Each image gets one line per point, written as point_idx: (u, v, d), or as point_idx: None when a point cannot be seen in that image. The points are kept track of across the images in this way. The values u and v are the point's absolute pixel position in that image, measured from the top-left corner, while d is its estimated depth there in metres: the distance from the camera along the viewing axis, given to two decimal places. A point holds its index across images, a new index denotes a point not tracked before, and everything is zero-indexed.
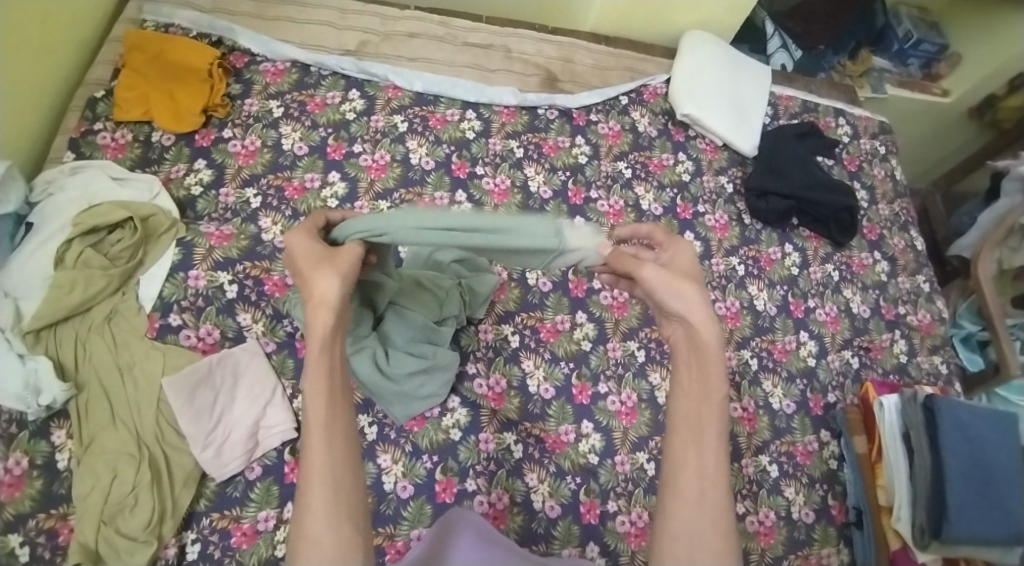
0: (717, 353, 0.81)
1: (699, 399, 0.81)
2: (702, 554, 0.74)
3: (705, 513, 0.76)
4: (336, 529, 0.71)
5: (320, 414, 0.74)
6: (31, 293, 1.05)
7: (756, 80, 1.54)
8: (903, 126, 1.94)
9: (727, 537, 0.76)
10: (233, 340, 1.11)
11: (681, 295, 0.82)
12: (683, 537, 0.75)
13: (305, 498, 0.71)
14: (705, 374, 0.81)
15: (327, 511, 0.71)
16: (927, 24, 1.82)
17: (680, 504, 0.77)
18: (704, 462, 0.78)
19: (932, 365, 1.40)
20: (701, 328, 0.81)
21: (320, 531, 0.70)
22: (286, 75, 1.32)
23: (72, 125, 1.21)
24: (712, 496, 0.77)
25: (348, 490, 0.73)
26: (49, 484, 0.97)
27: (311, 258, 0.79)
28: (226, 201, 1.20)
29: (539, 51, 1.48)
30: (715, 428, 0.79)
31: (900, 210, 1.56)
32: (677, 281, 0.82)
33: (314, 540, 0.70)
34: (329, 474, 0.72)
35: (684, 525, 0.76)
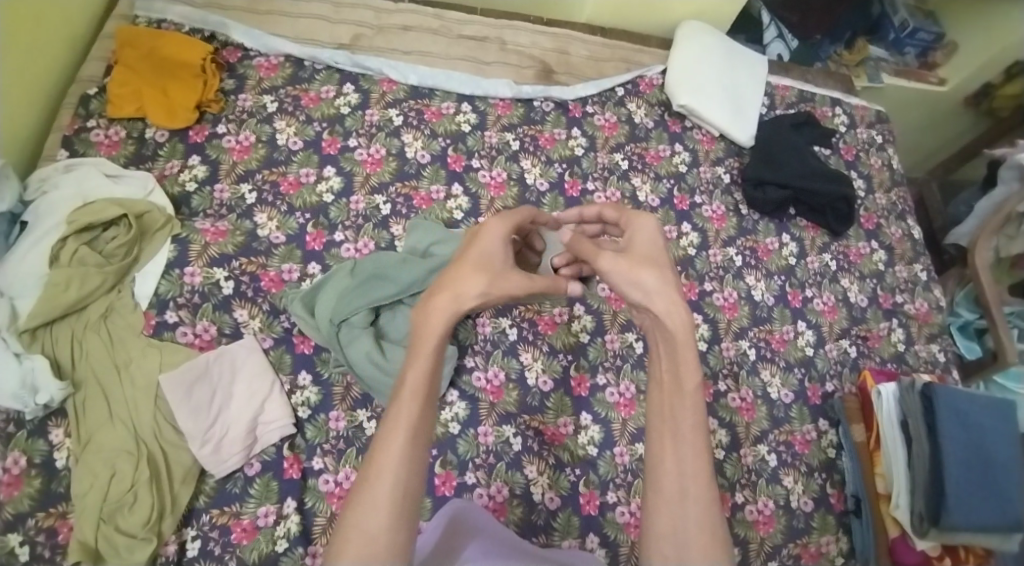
0: (683, 341, 0.80)
1: (672, 392, 0.80)
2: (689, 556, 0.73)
3: (688, 513, 0.75)
4: (393, 530, 0.69)
5: (412, 411, 0.73)
6: (26, 292, 1.04)
7: (752, 70, 1.53)
8: (901, 115, 1.94)
9: (713, 535, 0.74)
10: (229, 336, 1.11)
11: (643, 282, 0.83)
12: (668, 536, 0.75)
13: (369, 487, 0.70)
14: (678, 364, 0.80)
15: (389, 509, 0.69)
16: (922, 12, 1.82)
17: (664, 502, 0.76)
18: (683, 456, 0.77)
19: (930, 353, 1.40)
20: (668, 317, 0.81)
21: (374, 526, 0.68)
22: (280, 70, 1.32)
23: (65, 122, 1.20)
24: (694, 492, 0.75)
25: (412, 497, 0.71)
26: (48, 483, 0.97)
27: (475, 258, 0.82)
28: (221, 197, 1.20)
29: (534, 43, 1.47)
30: (689, 419, 0.78)
31: (897, 199, 1.56)
32: (636, 269, 0.84)
33: (367, 534, 0.67)
34: (401, 473, 0.70)
35: (668, 523, 0.75)
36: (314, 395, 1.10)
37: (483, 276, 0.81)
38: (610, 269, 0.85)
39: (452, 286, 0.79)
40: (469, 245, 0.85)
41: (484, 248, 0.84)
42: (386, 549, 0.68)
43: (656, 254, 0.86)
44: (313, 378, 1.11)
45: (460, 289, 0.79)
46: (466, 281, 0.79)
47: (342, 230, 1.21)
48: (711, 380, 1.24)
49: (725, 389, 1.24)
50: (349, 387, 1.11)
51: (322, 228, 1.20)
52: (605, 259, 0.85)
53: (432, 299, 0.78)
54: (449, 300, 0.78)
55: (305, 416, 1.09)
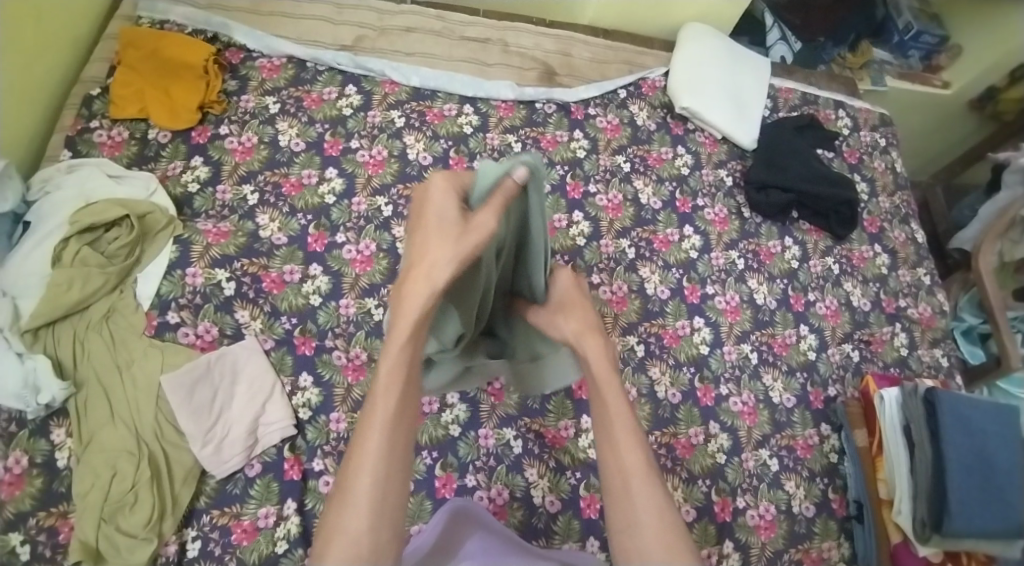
0: (602, 360, 0.85)
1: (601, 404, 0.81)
2: (652, 556, 0.72)
3: (642, 511, 0.74)
4: (373, 530, 0.68)
5: (388, 406, 0.72)
6: (28, 292, 1.04)
7: (756, 73, 1.53)
8: (903, 119, 1.93)
9: (667, 526, 0.74)
10: (231, 337, 1.11)
11: (561, 324, 0.88)
12: (628, 538, 0.74)
13: (349, 484, 0.70)
14: (599, 379, 0.83)
15: (367, 510, 0.69)
16: (926, 16, 1.81)
17: (615, 506, 0.76)
18: (624, 460, 0.77)
19: (933, 358, 1.40)
20: (585, 340, 0.86)
21: (358, 528, 0.68)
22: (283, 71, 1.32)
23: (68, 123, 1.20)
24: (638, 488, 0.76)
25: (393, 494, 0.71)
26: (49, 482, 0.97)
27: (435, 223, 0.77)
28: (223, 198, 1.20)
29: (537, 45, 1.47)
30: (622, 420, 0.80)
31: (901, 203, 1.55)
32: (555, 315, 0.89)
33: (348, 540, 0.67)
34: (379, 468, 0.70)
35: (624, 522, 0.75)
36: (316, 396, 1.10)
37: (448, 242, 0.75)
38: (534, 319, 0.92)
39: (422, 267, 0.75)
40: (420, 214, 0.79)
41: (437, 211, 0.78)
42: (370, 550, 0.68)
43: (574, 297, 0.90)
44: (314, 379, 1.11)
45: (428, 267, 0.75)
46: (435, 258, 0.75)
47: (343, 232, 1.21)
48: (712, 383, 1.23)
49: (726, 393, 1.23)
50: (350, 389, 1.11)
51: (323, 230, 1.20)
52: (533, 315, 0.92)
53: (405, 285, 0.75)
54: (422, 280, 0.75)
55: (306, 418, 1.09)
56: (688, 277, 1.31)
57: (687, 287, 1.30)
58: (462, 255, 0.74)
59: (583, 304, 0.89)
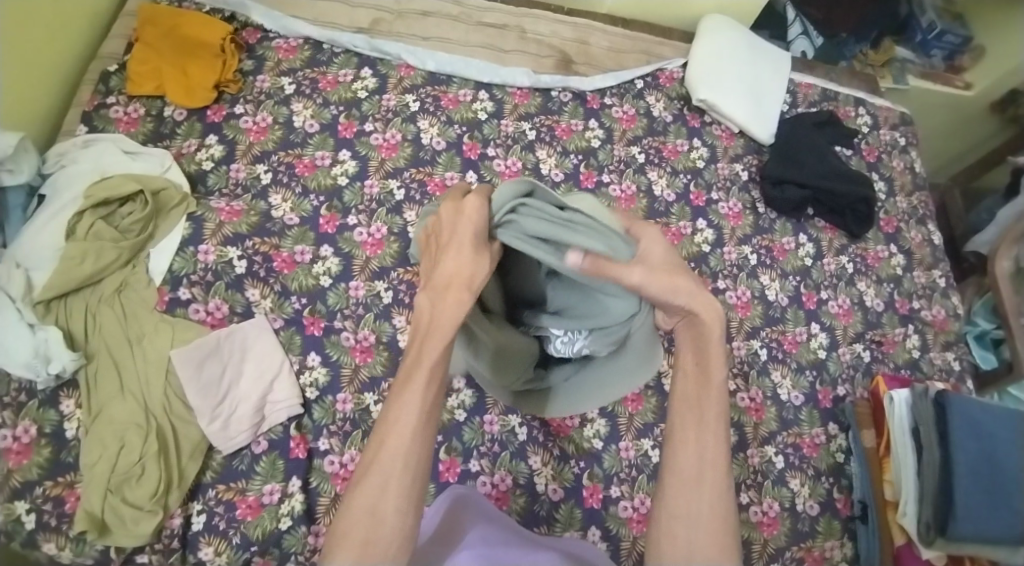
0: (717, 340, 0.80)
1: (700, 386, 0.81)
2: (701, 553, 0.76)
3: (704, 503, 0.78)
4: (400, 513, 0.70)
5: (421, 397, 0.72)
6: (42, 264, 1.05)
7: (776, 67, 1.51)
8: (925, 119, 1.90)
9: (726, 529, 0.77)
10: (241, 315, 1.11)
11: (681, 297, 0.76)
12: (684, 523, 0.78)
13: (376, 469, 0.71)
14: (707, 358, 0.81)
15: (398, 499, 0.70)
16: (950, 15, 1.78)
17: (681, 490, 0.79)
18: (705, 448, 0.79)
19: (945, 361, 1.38)
20: (703, 316, 0.78)
21: (384, 513, 0.69)
22: (299, 52, 1.32)
23: (85, 99, 1.21)
24: (711, 480, 0.78)
25: (421, 483, 0.72)
26: (57, 452, 0.99)
27: (470, 236, 0.74)
28: (237, 177, 1.20)
29: (554, 32, 1.46)
30: (714, 410, 0.80)
31: (919, 204, 1.53)
32: (673, 276, 0.76)
33: (375, 522, 0.69)
34: (410, 458, 0.71)
35: (684, 507, 0.78)
36: (322, 376, 1.10)
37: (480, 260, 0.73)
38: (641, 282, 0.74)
39: (463, 273, 0.73)
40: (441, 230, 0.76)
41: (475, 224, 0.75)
42: (393, 531, 0.70)
43: (673, 262, 0.78)
44: (322, 359, 1.11)
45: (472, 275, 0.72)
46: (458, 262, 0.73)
47: (354, 214, 1.21)
48: None
49: (733, 388, 1.23)
50: (357, 370, 1.11)
51: (335, 212, 1.20)
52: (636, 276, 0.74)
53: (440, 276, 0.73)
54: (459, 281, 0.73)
55: (312, 397, 1.09)
56: (700, 271, 1.30)
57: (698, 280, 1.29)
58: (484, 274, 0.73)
59: (683, 271, 0.78)
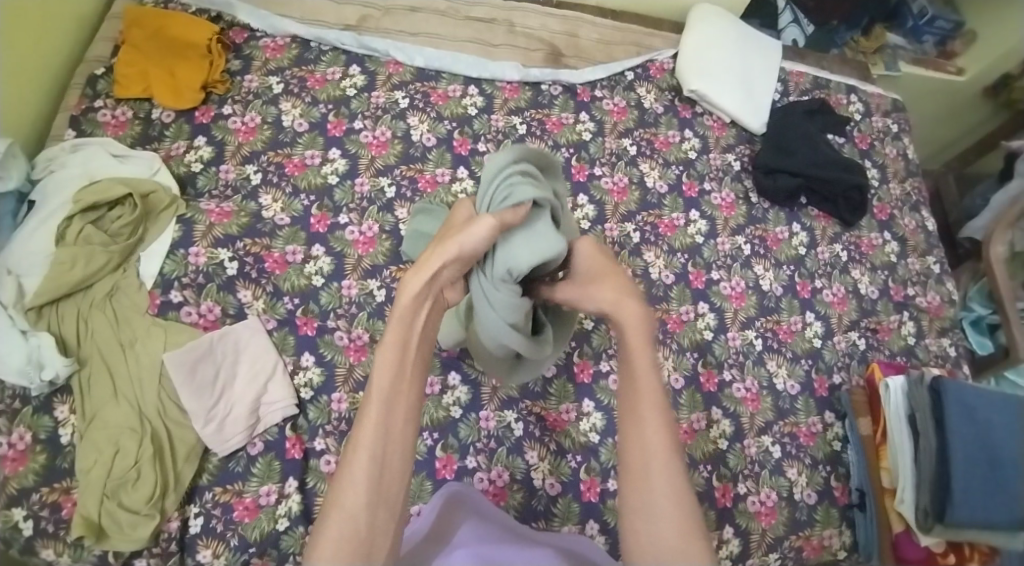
0: (637, 332, 0.87)
1: (638, 390, 0.86)
2: (665, 542, 0.79)
3: (663, 497, 0.81)
4: (370, 507, 0.75)
5: (383, 389, 0.79)
6: (33, 270, 1.05)
7: (767, 56, 1.51)
8: (915, 105, 1.90)
9: (687, 514, 0.80)
10: (234, 316, 1.11)
11: (598, 296, 0.88)
12: (643, 518, 0.81)
13: (348, 462, 0.76)
14: (634, 355, 0.87)
15: (365, 489, 0.75)
16: (941, 0, 1.78)
17: (633, 489, 0.82)
18: (648, 440, 0.83)
19: (940, 347, 1.38)
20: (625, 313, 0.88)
21: (354, 505, 0.74)
22: (286, 51, 1.31)
23: (72, 102, 1.20)
24: (660, 467, 0.82)
25: (389, 472, 0.77)
26: (52, 458, 0.98)
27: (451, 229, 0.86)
28: (227, 178, 1.20)
29: (543, 26, 1.45)
30: (651, 403, 0.85)
31: (912, 190, 1.53)
32: (587, 284, 0.89)
33: (345, 513, 0.74)
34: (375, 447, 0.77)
35: (639, 503, 0.81)
36: (317, 376, 1.10)
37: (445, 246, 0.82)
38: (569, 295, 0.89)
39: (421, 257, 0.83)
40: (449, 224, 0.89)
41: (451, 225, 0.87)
42: (366, 524, 0.74)
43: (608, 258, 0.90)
44: (316, 359, 1.11)
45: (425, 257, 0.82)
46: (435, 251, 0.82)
47: (346, 213, 1.21)
48: (715, 369, 1.23)
49: (729, 379, 1.23)
50: (351, 369, 1.11)
51: (326, 211, 1.20)
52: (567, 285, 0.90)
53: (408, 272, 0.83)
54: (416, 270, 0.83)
55: (307, 397, 1.09)
56: (693, 262, 1.30)
57: (692, 272, 1.29)
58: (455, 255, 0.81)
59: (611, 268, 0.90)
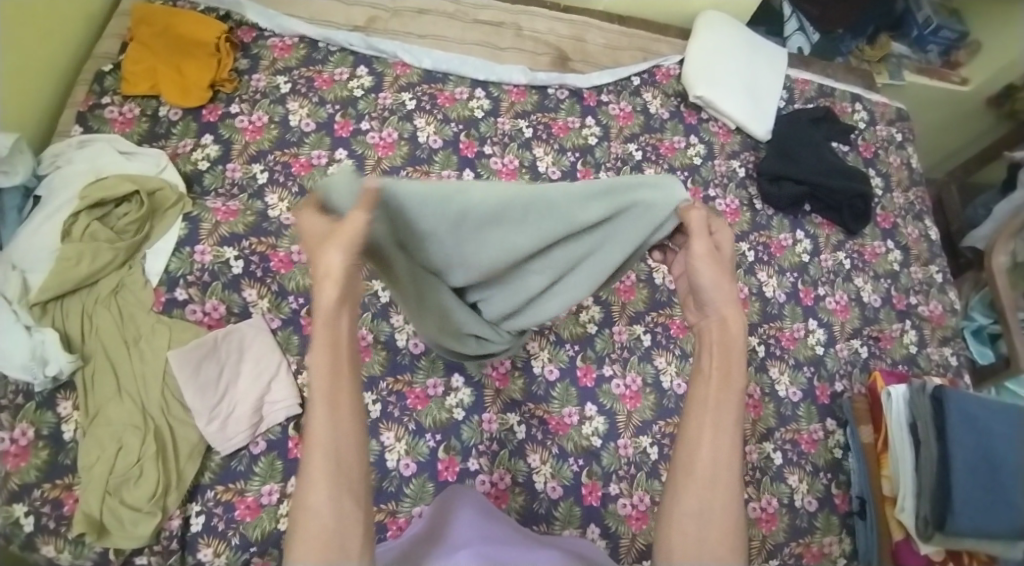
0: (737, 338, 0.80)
1: (722, 386, 0.78)
2: (711, 552, 0.74)
3: (717, 505, 0.75)
4: (334, 502, 0.67)
5: (325, 383, 0.68)
6: (38, 266, 1.05)
7: (772, 63, 1.51)
8: (920, 114, 1.90)
9: (736, 530, 0.75)
10: (238, 315, 1.11)
11: (718, 288, 0.79)
12: (694, 524, 0.75)
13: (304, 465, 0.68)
14: (728, 356, 0.79)
15: (325, 486, 0.67)
16: (947, 11, 1.78)
17: (691, 490, 0.76)
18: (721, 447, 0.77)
19: (942, 356, 1.38)
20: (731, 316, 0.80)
21: (316, 506, 0.67)
22: (294, 51, 1.32)
23: (80, 99, 1.21)
24: (726, 478, 0.76)
25: (347, 464, 0.68)
26: (54, 455, 0.98)
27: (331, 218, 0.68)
28: (233, 176, 1.20)
29: (550, 30, 1.45)
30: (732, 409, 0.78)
31: (916, 199, 1.53)
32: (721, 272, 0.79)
33: (309, 516, 0.66)
34: (330, 444, 0.68)
35: (696, 508, 0.76)
36: None
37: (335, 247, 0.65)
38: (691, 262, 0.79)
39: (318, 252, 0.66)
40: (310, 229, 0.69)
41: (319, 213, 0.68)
42: (331, 521, 0.67)
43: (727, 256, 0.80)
44: None
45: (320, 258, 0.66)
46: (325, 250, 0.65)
47: None
48: None
49: None
50: None
51: None
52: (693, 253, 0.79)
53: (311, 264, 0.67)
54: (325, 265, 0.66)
55: None
56: None
57: None
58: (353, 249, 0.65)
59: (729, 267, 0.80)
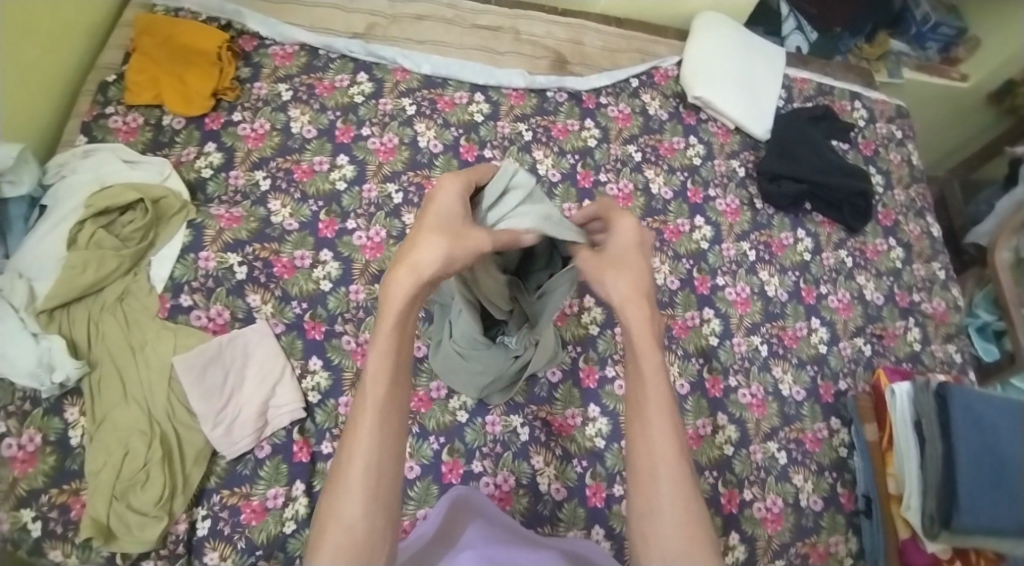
0: (641, 328, 0.80)
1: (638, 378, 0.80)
2: (673, 550, 0.73)
3: (667, 505, 0.75)
4: (368, 514, 0.71)
5: (377, 393, 0.74)
6: (44, 274, 1.06)
7: (771, 63, 1.52)
8: (921, 112, 1.91)
9: (692, 521, 0.74)
10: (242, 320, 1.12)
11: (605, 278, 0.82)
12: (648, 522, 0.75)
13: (345, 470, 0.72)
14: (640, 349, 0.80)
15: (362, 497, 0.71)
16: (945, 8, 1.79)
17: (636, 491, 0.77)
18: (652, 442, 0.77)
19: (946, 353, 1.38)
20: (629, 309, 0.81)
21: (351, 516, 0.70)
22: (295, 58, 1.33)
23: (84, 109, 1.22)
24: (664, 471, 0.76)
25: (386, 478, 0.73)
26: (62, 460, 0.99)
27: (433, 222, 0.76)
28: (236, 184, 1.21)
29: (548, 33, 1.46)
30: (655, 402, 0.78)
31: (917, 196, 1.53)
32: (603, 266, 0.83)
33: (343, 525, 0.70)
34: (372, 453, 0.72)
35: (645, 506, 0.76)
36: (324, 379, 1.11)
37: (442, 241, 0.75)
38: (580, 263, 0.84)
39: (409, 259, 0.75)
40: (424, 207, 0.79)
41: (442, 206, 0.78)
42: (363, 533, 0.71)
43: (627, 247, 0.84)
44: (323, 363, 1.12)
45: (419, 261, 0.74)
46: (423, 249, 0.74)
47: (354, 218, 1.22)
48: (721, 374, 1.23)
49: (734, 384, 1.23)
50: (358, 373, 1.12)
51: (334, 216, 1.21)
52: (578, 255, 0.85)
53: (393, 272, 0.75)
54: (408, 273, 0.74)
55: (315, 401, 1.10)
56: (699, 268, 1.31)
57: (697, 278, 1.30)
58: (452, 258, 0.74)
59: (625, 256, 0.84)
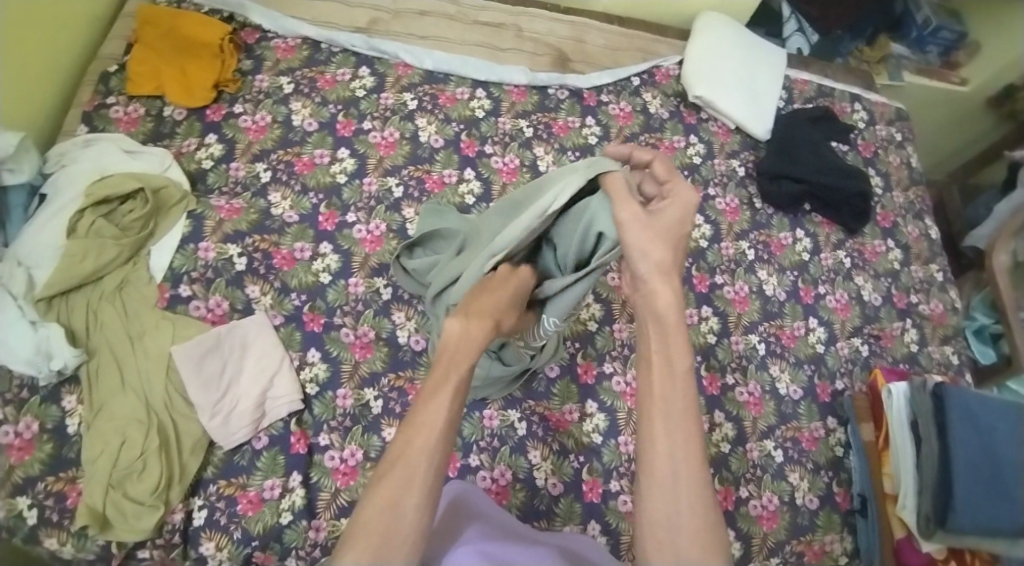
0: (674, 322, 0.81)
1: (665, 374, 0.79)
2: (688, 553, 0.71)
3: (683, 505, 0.72)
4: (421, 510, 0.70)
5: (446, 403, 0.75)
6: (43, 262, 1.05)
7: (772, 64, 1.52)
8: (920, 115, 1.91)
9: (708, 525, 0.72)
10: (241, 311, 1.12)
11: (650, 255, 0.82)
12: (664, 522, 0.72)
13: (405, 465, 0.71)
14: (669, 344, 0.80)
15: (420, 490, 0.70)
16: (945, 12, 1.80)
17: (653, 491, 0.73)
18: (675, 442, 0.75)
19: (943, 355, 1.38)
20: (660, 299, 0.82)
21: (405, 507, 0.69)
22: (297, 52, 1.33)
23: (85, 99, 1.22)
24: (687, 475, 0.73)
25: (440, 479, 0.72)
26: (58, 448, 0.99)
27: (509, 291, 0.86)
28: (236, 175, 1.21)
29: (550, 31, 1.47)
30: (680, 401, 0.77)
31: (916, 198, 1.54)
32: (648, 237, 0.82)
33: (395, 516, 0.69)
34: (434, 455, 0.72)
35: (661, 507, 0.73)
36: (323, 371, 1.11)
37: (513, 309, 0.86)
38: (626, 221, 0.82)
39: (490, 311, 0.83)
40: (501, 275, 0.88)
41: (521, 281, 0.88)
42: (410, 526, 0.69)
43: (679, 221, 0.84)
44: (322, 355, 1.12)
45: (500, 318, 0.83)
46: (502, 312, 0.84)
47: (354, 211, 1.22)
48: (718, 372, 1.23)
49: (732, 382, 1.23)
50: (357, 366, 1.12)
51: (334, 209, 1.21)
52: (628, 211, 0.82)
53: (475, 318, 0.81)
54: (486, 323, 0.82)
55: (313, 393, 1.10)
56: (698, 266, 1.31)
57: (696, 276, 1.30)
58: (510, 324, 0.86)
59: (671, 237, 0.83)
